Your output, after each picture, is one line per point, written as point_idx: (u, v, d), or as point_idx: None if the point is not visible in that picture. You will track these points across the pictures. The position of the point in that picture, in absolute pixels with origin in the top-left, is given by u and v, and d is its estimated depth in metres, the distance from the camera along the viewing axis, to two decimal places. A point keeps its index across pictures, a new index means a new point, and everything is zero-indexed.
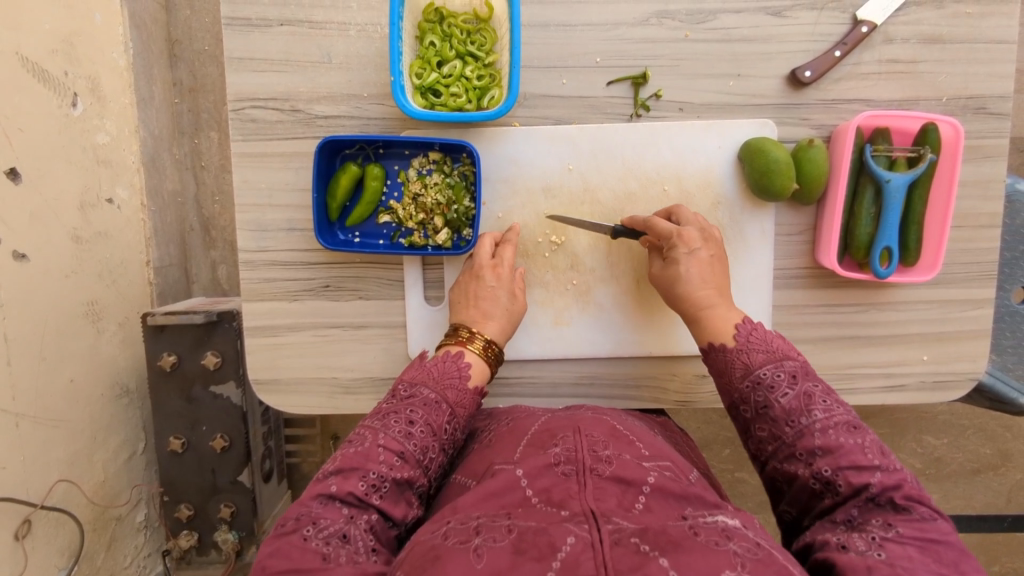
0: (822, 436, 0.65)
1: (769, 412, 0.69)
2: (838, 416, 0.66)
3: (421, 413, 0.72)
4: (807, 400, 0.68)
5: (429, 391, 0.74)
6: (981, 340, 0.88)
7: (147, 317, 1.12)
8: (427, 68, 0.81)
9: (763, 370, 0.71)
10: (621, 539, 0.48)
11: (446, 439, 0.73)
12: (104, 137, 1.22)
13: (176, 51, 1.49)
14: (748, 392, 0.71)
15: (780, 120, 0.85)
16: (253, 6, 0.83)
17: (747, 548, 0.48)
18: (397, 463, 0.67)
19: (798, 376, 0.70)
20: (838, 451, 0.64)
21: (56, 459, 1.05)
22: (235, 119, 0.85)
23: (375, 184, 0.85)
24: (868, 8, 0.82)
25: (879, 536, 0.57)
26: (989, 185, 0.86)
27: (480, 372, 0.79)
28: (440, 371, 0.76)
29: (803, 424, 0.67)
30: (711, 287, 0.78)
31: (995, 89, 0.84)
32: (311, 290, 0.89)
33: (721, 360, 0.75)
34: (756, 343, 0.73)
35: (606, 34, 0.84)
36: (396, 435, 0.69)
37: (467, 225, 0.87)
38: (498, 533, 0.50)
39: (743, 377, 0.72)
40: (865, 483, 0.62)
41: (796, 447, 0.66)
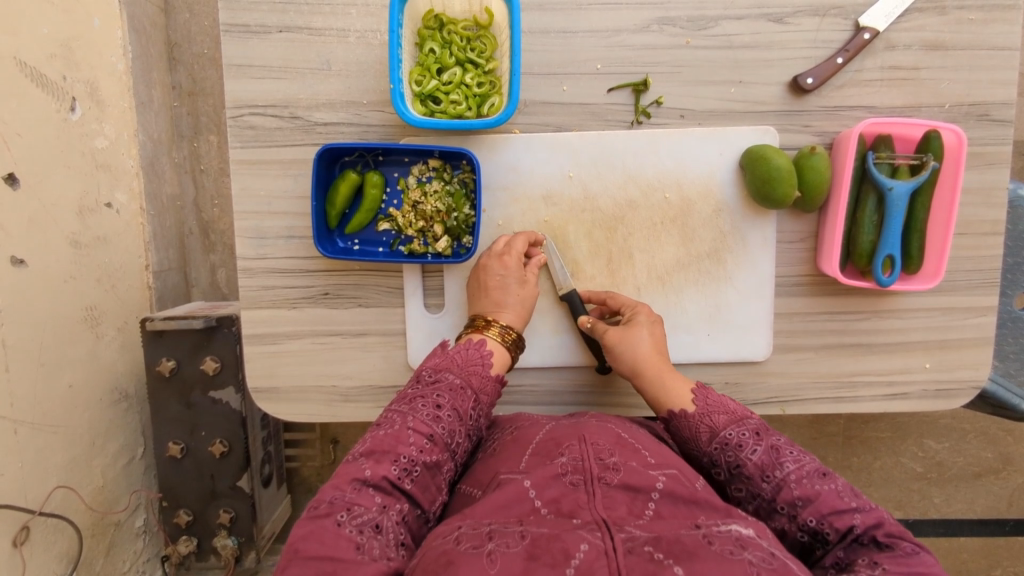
0: (797, 486, 0.63)
1: (743, 471, 0.66)
2: (808, 464, 0.65)
3: (448, 397, 0.71)
4: (775, 454, 0.66)
5: (454, 376, 0.74)
6: (984, 348, 0.87)
7: (146, 322, 1.12)
8: (427, 75, 0.81)
9: (728, 431, 0.69)
10: (633, 548, 0.47)
11: (471, 425, 0.72)
12: (103, 141, 1.21)
13: (175, 54, 1.48)
14: (717, 454, 0.69)
15: (782, 127, 0.85)
16: (252, 12, 0.83)
17: (762, 557, 0.48)
18: (427, 446, 0.66)
19: (762, 433, 0.68)
20: (816, 499, 0.61)
21: (55, 465, 1.04)
22: (234, 126, 0.84)
23: (375, 191, 0.84)
24: (871, 14, 0.81)
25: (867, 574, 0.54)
26: (992, 192, 0.85)
27: (500, 360, 0.80)
28: (463, 357, 0.77)
29: (777, 477, 0.64)
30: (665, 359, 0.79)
31: (998, 95, 0.84)
32: (310, 297, 0.88)
33: (686, 427, 0.72)
34: (715, 406, 0.72)
35: (607, 41, 0.83)
36: (425, 418, 0.68)
37: (466, 233, 0.86)
38: (511, 539, 0.50)
39: (709, 441, 0.70)
40: (849, 525, 0.60)
41: (775, 502, 0.64)
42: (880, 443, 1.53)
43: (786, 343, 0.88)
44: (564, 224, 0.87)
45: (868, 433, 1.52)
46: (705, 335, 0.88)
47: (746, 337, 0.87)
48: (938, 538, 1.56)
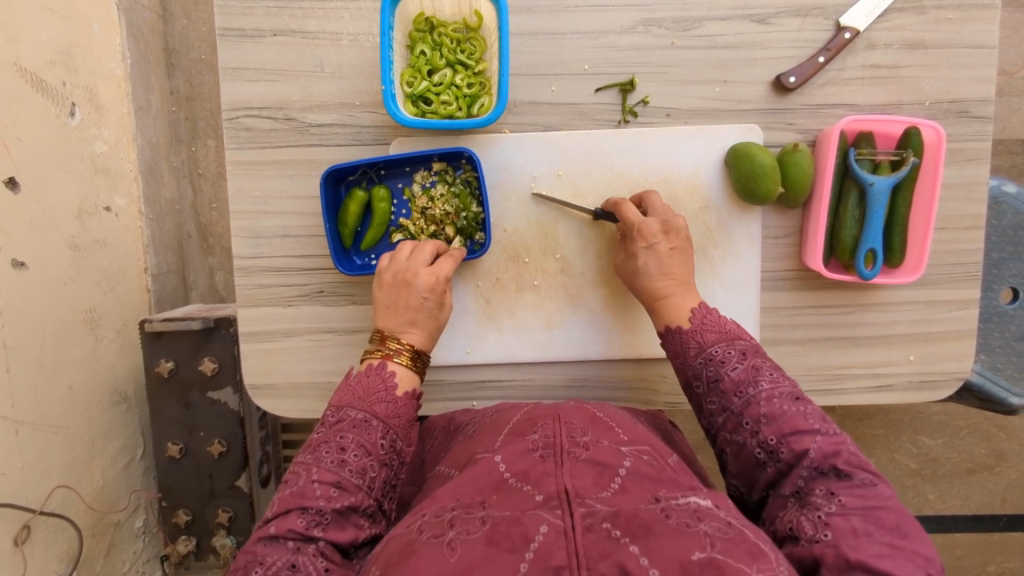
0: (767, 405, 0.68)
1: (720, 386, 0.72)
2: (783, 387, 0.69)
3: (352, 436, 0.69)
4: (754, 372, 0.71)
5: (357, 411, 0.71)
6: (967, 340, 0.89)
7: (145, 324, 1.14)
8: (418, 77, 0.83)
9: (715, 348, 0.74)
10: (593, 525, 0.49)
11: (386, 455, 0.70)
12: (102, 146, 1.23)
13: (172, 60, 1.50)
14: (700, 368, 0.74)
15: (766, 125, 0.87)
16: (247, 17, 0.85)
17: (718, 527, 0.51)
18: (335, 493, 0.64)
19: (747, 353, 0.73)
20: (782, 419, 0.67)
21: (55, 465, 1.05)
22: (230, 127, 0.86)
23: (384, 206, 0.86)
24: (851, 14, 0.83)
25: (824, 511, 0.59)
26: (972, 187, 0.87)
27: (408, 379, 0.77)
28: (365, 388, 0.73)
29: (749, 394, 0.70)
30: (672, 279, 0.81)
31: (977, 92, 0.85)
32: (305, 295, 0.90)
33: (676, 342, 0.78)
34: (710, 325, 0.77)
35: (594, 42, 0.85)
36: (329, 466, 0.66)
37: (478, 229, 0.88)
38: (472, 525, 0.52)
39: (696, 355, 0.75)
40: (805, 449, 0.64)
41: (743, 417, 0.69)
42: (874, 440, 1.54)
43: (773, 337, 0.90)
44: (554, 221, 0.88)
45: (862, 430, 1.53)
46: None
47: None
48: (933, 534, 1.57)
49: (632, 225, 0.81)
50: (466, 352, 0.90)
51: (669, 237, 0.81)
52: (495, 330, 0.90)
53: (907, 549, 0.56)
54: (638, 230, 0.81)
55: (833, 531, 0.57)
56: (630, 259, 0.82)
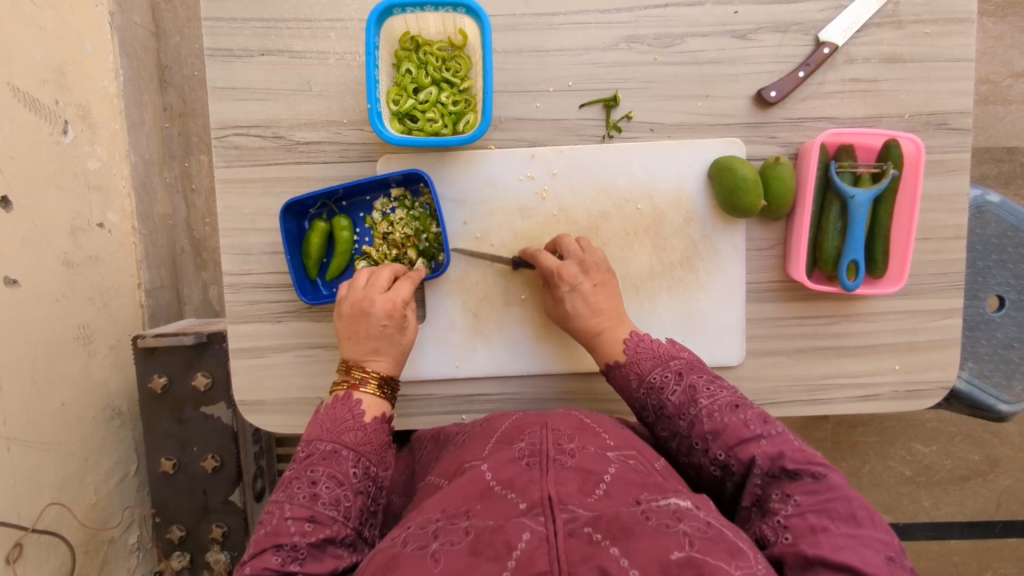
0: (709, 420, 0.69)
1: (665, 412, 0.73)
2: (721, 398, 0.71)
3: (322, 469, 0.69)
4: (692, 393, 0.72)
5: (326, 443, 0.71)
6: (951, 349, 0.90)
7: (138, 339, 1.14)
8: (404, 94, 0.84)
9: (654, 375, 0.75)
10: (575, 530, 0.50)
11: (359, 483, 0.70)
12: (95, 163, 1.24)
13: (165, 76, 1.52)
14: (645, 399, 0.75)
15: (748, 138, 0.88)
16: (235, 37, 0.86)
17: (697, 527, 0.52)
18: (309, 528, 0.64)
19: (684, 373, 0.74)
20: (724, 431, 0.68)
21: (48, 482, 1.05)
22: (219, 146, 0.87)
23: (346, 234, 0.87)
24: (830, 29, 0.85)
25: (782, 514, 0.60)
26: (953, 198, 0.88)
27: (376, 405, 0.78)
28: (331, 420, 0.74)
29: (692, 414, 0.71)
30: (603, 313, 0.82)
31: (955, 105, 0.87)
32: (295, 311, 0.90)
33: (619, 377, 0.79)
34: (645, 351, 0.78)
35: (578, 59, 0.87)
36: (302, 500, 0.66)
37: (440, 250, 0.88)
38: (455, 536, 0.52)
39: (639, 386, 0.76)
40: (752, 457, 0.65)
41: (692, 437, 0.70)
42: (868, 448, 1.55)
43: (759, 348, 0.91)
44: (541, 235, 0.89)
45: (856, 438, 1.54)
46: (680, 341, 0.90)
47: (720, 341, 0.90)
48: (929, 542, 1.57)
49: (553, 273, 0.82)
50: (455, 366, 0.91)
51: (591, 274, 0.82)
52: (483, 344, 0.91)
53: (864, 536, 0.56)
54: (559, 276, 0.81)
55: (792, 534, 0.57)
56: (558, 305, 0.83)
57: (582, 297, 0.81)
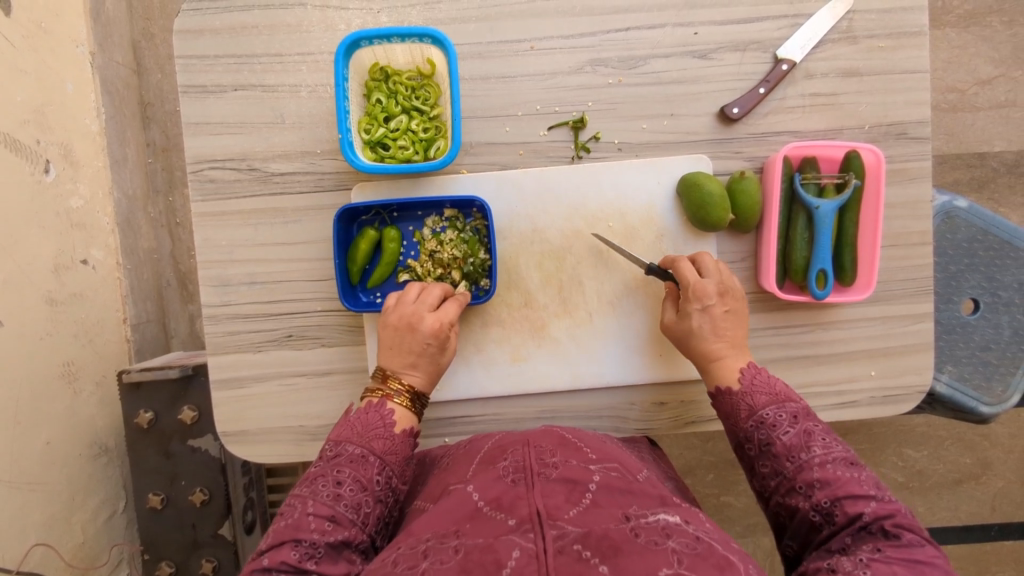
0: (819, 469, 0.69)
1: (772, 449, 0.73)
2: (836, 451, 0.70)
3: (348, 471, 0.71)
4: (806, 437, 0.72)
5: (355, 446, 0.73)
6: (925, 353, 0.91)
7: (124, 373, 1.15)
8: (374, 124, 0.86)
9: (766, 410, 0.75)
10: (564, 547, 0.51)
11: (380, 491, 0.72)
12: (78, 201, 1.25)
13: (148, 113, 1.54)
14: (752, 431, 0.75)
15: (714, 154, 0.90)
16: (208, 73, 0.88)
17: (686, 543, 0.53)
18: (329, 527, 0.66)
19: (799, 416, 0.74)
20: (835, 482, 0.67)
21: (34, 523, 1.04)
22: (195, 180, 0.89)
23: (393, 245, 0.89)
24: (787, 47, 0.87)
25: (866, 558, 0.60)
26: (917, 205, 0.90)
27: (407, 418, 0.78)
28: (365, 424, 0.76)
29: (802, 458, 0.71)
30: (724, 340, 0.82)
31: (914, 115, 0.89)
32: (273, 340, 0.91)
33: (728, 403, 0.79)
34: (761, 386, 0.78)
35: (544, 83, 0.89)
36: (325, 499, 0.68)
37: (484, 276, 0.89)
38: (445, 555, 0.52)
39: (748, 418, 0.76)
40: (859, 513, 0.65)
41: (795, 480, 0.70)
42: (860, 455, 1.55)
43: None
44: (515, 256, 0.91)
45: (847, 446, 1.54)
46: (657, 356, 0.91)
47: None
48: None
49: (688, 287, 0.82)
50: (437, 389, 0.91)
51: (725, 299, 0.82)
52: (464, 366, 0.91)
53: None
54: (693, 292, 0.82)
55: (872, 570, 0.58)
56: (683, 320, 0.83)
57: (713, 317, 0.82)
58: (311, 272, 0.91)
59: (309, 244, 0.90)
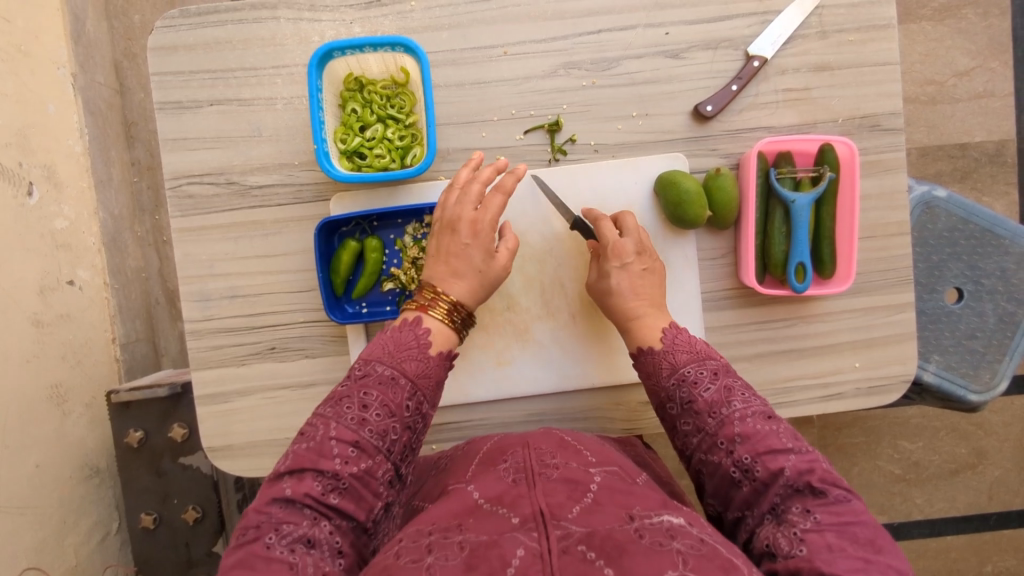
0: (739, 424, 0.68)
1: (693, 406, 0.72)
2: (755, 406, 0.70)
3: (376, 393, 0.69)
4: (727, 393, 0.71)
5: (384, 367, 0.71)
6: (908, 343, 0.91)
7: (111, 395, 1.14)
8: (350, 133, 0.86)
9: (688, 369, 0.74)
10: (568, 547, 0.51)
11: (408, 416, 0.70)
12: (63, 222, 1.25)
13: (132, 132, 1.54)
14: (673, 389, 0.74)
15: (690, 152, 0.90)
16: (184, 90, 0.88)
17: (691, 545, 0.53)
18: (352, 455, 0.65)
19: (719, 373, 0.73)
20: (755, 437, 0.67)
21: (25, 547, 1.03)
22: (174, 196, 0.89)
23: (375, 255, 0.89)
24: (758, 44, 0.88)
25: (800, 527, 0.59)
26: (893, 196, 0.91)
27: (444, 337, 0.76)
28: (396, 344, 0.73)
29: (723, 414, 0.70)
30: (644, 300, 0.82)
31: (886, 106, 0.90)
32: (257, 353, 0.91)
33: (650, 362, 0.78)
34: (681, 345, 0.77)
35: (519, 88, 0.89)
36: (349, 423, 0.66)
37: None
38: (450, 551, 0.53)
39: (669, 376, 0.75)
40: (779, 466, 0.64)
41: (717, 437, 0.69)
42: (855, 449, 1.55)
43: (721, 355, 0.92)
44: None
45: (842, 440, 1.55)
46: None
47: None
48: (926, 540, 1.57)
49: (608, 244, 0.83)
50: None
51: (643, 257, 0.84)
52: (448, 371, 0.91)
53: (881, 563, 0.55)
54: (612, 251, 0.83)
55: (807, 546, 0.57)
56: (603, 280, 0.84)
57: (632, 276, 0.83)
58: (293, 284, 0.91)
59: (290, 256, 0.90)
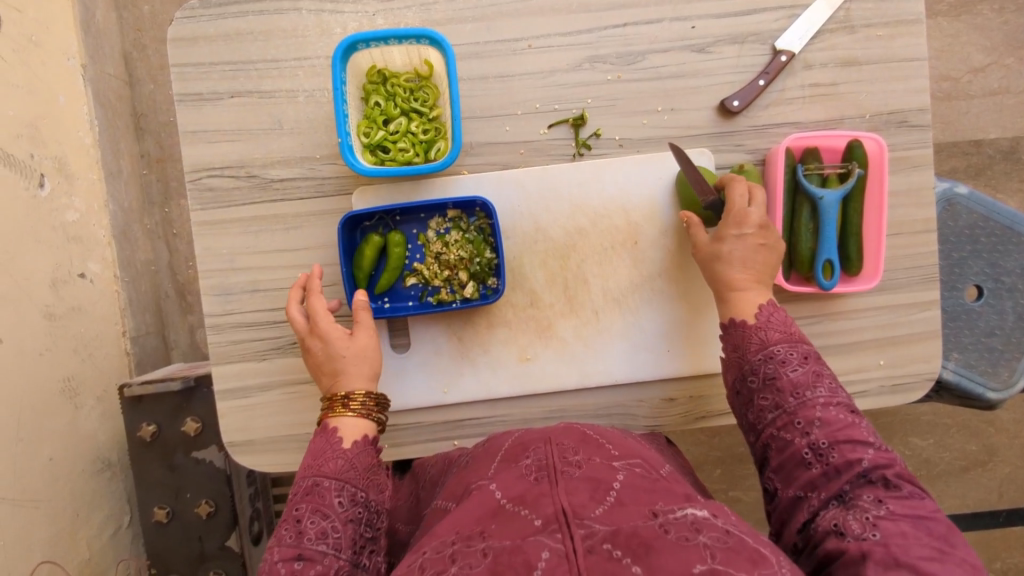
0: (823, 410, 0.68)
1: (778, 383, 0.71)
2: (841, 397, 0.69)
3: (306, 504, 0.68)
4: (815, 378, 0.70)
5: (308, 477, 0.71)
6: (933, 341, 0.90)
7: (124, 388, 1.14)
8: (373, 127, 0.85)
9: (777, 347, 0.73)
10: (594, 547, 0.50)
11: (347, 510, 0.69)
12: (74, 215, 1.24)
13: (141, 124, 1.52)
14: (759, 364, 0.73)
15: (716, 148, 0.90)
16: (203, 81, 0.87)
17: (717, 537, 0.51)
18: (299, 566, 0.64)
19: (809, 358, 0.72)
20: (838, 426, 0.66)
21: (38, 541, 1.02)
22: (193, 189, 0.88)
23: (398, 250, 0.87)
24: (786, 38, 0.87)
25: (872, 513, 0.59)
26: (920, 193, 0.90)
27: (357, 427, 0.76)
28: (310, 454, 0.73)
29: (807, 397, 0.69)
30: (750, 274, 0.80)
31: (913, 102, 0.89)
32: (278, 348, 0.90)
33: (737, 334, 0.77)
34: (775, 323, 0.76)
35: (543, 82, 0.88)
36: (288, 540, 0.66)
37: (490, 275, 0.88)
38: (474, 559, 0.52)
39: (757, 351, 0.75)
40: (861, 459, 0.64)
41: (797, 417, 0.68)
42: None
43: None
44: (519, 256, 0.90)
45: None
46: (666, 352, 0.91)
47: (702, 351, 0.91)
48: None
49: (732, 210, 0.80)
50: (444, 392, 0.91)
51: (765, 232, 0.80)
52: (469, 367, 0.91)
53: (955, 556, 0.55)
54: (733, 216, 0.80)
55: (881, 531, 0.57)
56: (716, 242, 0.81)
57: (749, 246, 0.80)
58: None
59: (311, 250, 0.89)
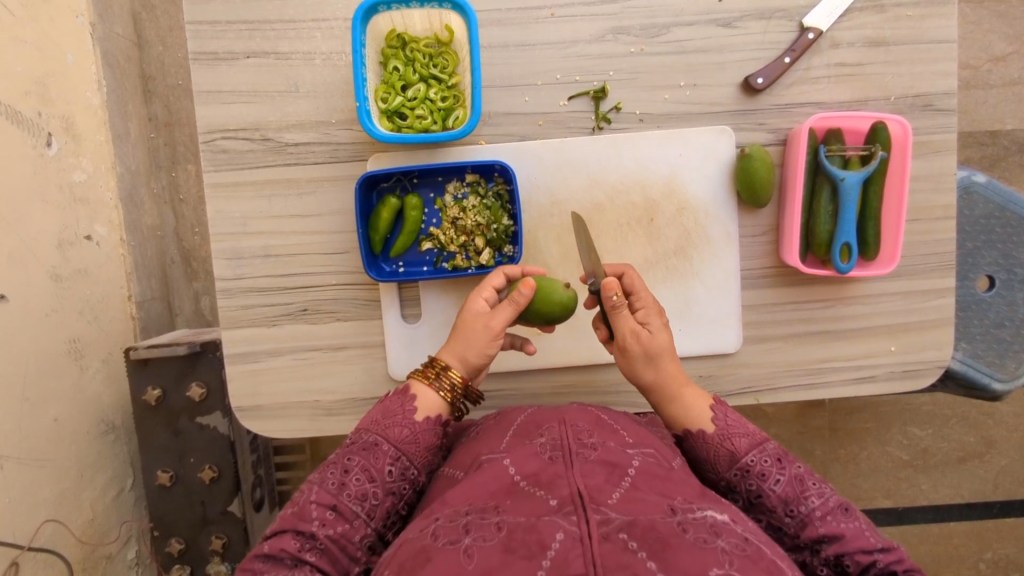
0: (823, 523, 0.63)
1: (766, 503, 0.66)
2: (831, 497, 0.65)
3: (358, 459, 0.68)
4: (800, 486, 0.65)
5: (370, 434, 0.70)
6: (945, 328, 0.90)
7: (130, 351, 1.11)
8: (392, 92, 0.84)
9: (750, 457, 0.68)
10: (609, 534, 0.48)
11: (390, 483, 0.68)
12: (81, 175, 1.23)
13: (149, 86, 1.50)
14: (738, 482, 0.67)
15: (738, 126, 0.88)
16: (219, 40, 0.85)
17: (735, 543, 0.50)
18: (330, 517, 0.65)
19: (784, 460, 0.67)
20: (843, 537, 0.62)
21: (44, 500, 1.03)
22: (207, 150, 0.87)
23: (415, 214, 0.87)
24: (814, 15, 0.85)
25: None
26: (941, 178, 0.89)
27: (433, 403, 0.74)
28: (383, 411, 0.72)
29: (802, 512, 0.64)
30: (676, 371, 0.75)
31: (940, 86, 0.87)
32: (289, 314, 0.90)
33: (704, 449, 0.71)
34: (736, 429, 0.70)
35: (565, 52, 0.87)
36: (329, 488, 0.66)
37: (507, 242, 0.88)
38: (487, 531, 0.51)
39: (730, 466, 0.68)
40: (871, 562, 0.61)
41: (800, 538, 0.64)
42: (865, 433, 1.52)
43: (758, 334, 0.91)
44: (534, 229, 0.89)
45: (853, 424, 1.51)
46: (676, 331, 0.90)
47: (716, 330, 0.90)
48: (928, 526, 1.54)
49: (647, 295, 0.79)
50: None
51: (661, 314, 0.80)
52: None
53: None
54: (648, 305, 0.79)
55: None
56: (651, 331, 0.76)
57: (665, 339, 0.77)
58: (327, 245, 0.89)
59: (325, 216, 0.89)
